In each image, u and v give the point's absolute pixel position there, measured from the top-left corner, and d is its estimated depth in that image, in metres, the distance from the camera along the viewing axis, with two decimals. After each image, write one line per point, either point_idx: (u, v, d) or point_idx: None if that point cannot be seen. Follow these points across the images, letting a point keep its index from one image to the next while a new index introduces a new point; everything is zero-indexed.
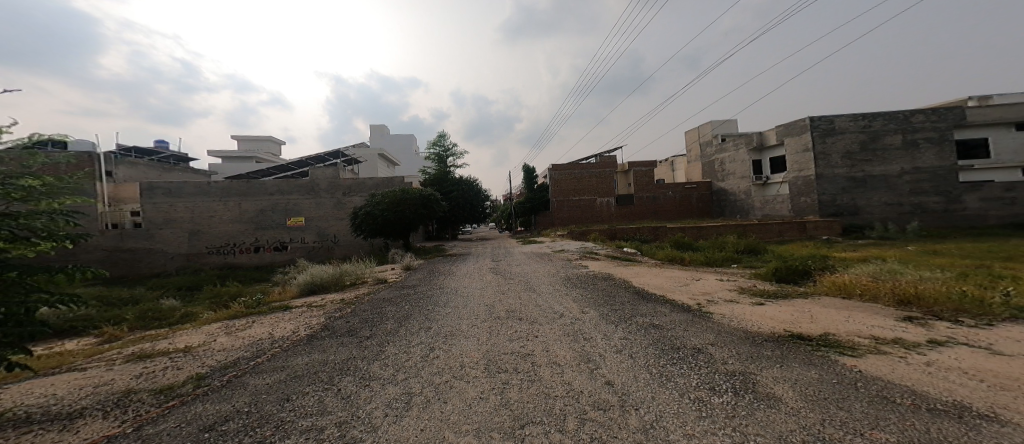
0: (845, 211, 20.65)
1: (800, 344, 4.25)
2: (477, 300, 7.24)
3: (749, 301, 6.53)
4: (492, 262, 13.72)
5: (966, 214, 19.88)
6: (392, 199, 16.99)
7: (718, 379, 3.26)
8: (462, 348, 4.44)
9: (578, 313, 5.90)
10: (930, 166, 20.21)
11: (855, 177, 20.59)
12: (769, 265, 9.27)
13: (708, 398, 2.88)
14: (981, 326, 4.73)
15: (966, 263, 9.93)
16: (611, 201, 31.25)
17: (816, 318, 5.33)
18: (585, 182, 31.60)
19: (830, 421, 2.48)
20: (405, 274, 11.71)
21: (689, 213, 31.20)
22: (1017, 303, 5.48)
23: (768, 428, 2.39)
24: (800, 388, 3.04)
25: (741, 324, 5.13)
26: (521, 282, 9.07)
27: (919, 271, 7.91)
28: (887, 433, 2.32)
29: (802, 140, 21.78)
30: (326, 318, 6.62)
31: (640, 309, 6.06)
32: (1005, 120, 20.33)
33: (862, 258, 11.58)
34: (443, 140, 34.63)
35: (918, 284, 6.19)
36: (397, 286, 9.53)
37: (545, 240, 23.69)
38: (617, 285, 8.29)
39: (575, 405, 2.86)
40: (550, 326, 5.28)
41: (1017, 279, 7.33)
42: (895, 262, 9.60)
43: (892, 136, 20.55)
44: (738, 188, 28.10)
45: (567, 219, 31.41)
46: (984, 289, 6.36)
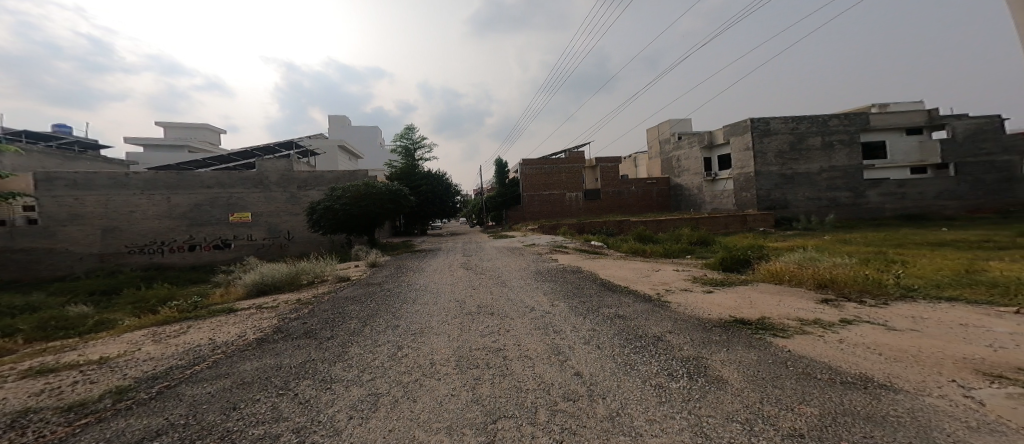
0: (777, 205, 22.72)
1: (742, 328, 4.65)
2: (448, 296, 7.16)
3: (701, 290, 7.02)
4: (464, 256, 13.60)
5: (869, 207, 22.72)
6: (355, 193, 16.24)
7: (675, 365, 3.48)
8: (435, 345, 4.38)
9: (548, 306, 6.01)
10: (843, 165, 22.83)
11: (785, 174, 22.72)
12: (718, 255, 10.01)
13: (666, 384, 3.06)
14: (879, 305, 5.44)
15: (870, 249, 11.41)
16: (580, 195, 31.99)
17: (755, 303, 5.84)
18: (552, 177, 31.99)
19: (767, 399, 2.74)
20: (371, 271, 11.25)
21: (649, 207, 32.64)
22: (906, 283, 6.37)
23: (717, 410, 2.59)
24: (743, 369, 3.33)
25: (694, 312, 5.50)
26: (493, 276, 9.07)
27: (833, 257, 8.95)
28: (811, 406, 2.61)
29: (743, 139, 23.58)
30: (278, 320, 6.20)
31: (606, 300, 6.31)
32: (900, 125, 23.34)
33: (789, 247, 12.92)
34: (410, 133, 33.55)
35: (835, 270, 6.96)
36: (360, 284, 9.12)
37: (514, 234, 23.78)
38: (582, 277, 8.54)
39: (545, 396, 2.92)
40: (521, 320, 5.34)
41: (906, 263, 8.54)
42: (814, 250, 10.83)
43: (814, 138, 22.90)
44: (690, 185, 29.87)
45: (535, 213, 31.72)
46: (881, 272, 7.34)
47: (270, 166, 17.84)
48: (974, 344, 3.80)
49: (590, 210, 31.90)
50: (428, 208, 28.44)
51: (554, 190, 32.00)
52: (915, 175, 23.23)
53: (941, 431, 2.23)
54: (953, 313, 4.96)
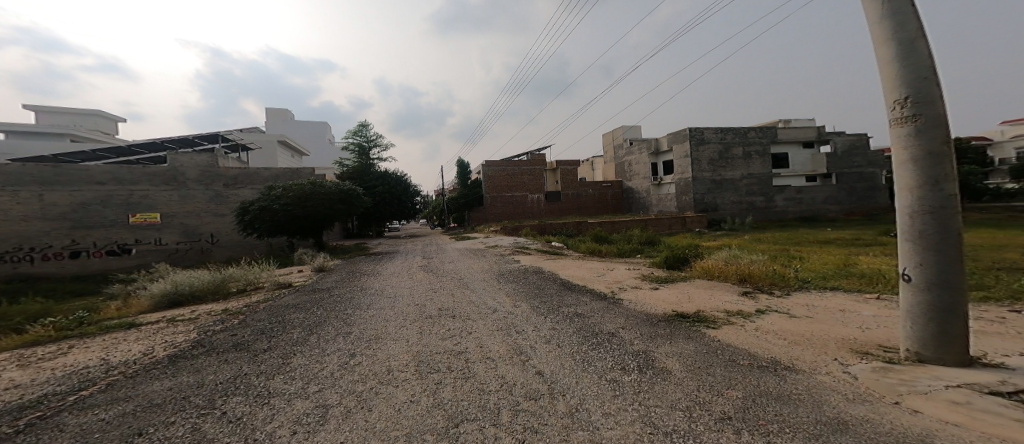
0: (709, 208, 24.82)
1: (681, 321, 5.00)
2: (406, 299, 6.68)
3: (649, 287, 7.41)
4: (423, 258, 13.06)
5: (777, 210, 25.77)
6: (300, 193, 14.83)
7: (626, 359, 3.62)
8: (394, 350, 4.07)
9: (510, 307, 5.91)
10: (758, 173, 25.62)
11: (716, 180, 24.93)
12: (663, 254, 10.57)
13: (620, 378, 3.17)
14: (783, 296, 6.16)
15: (777, 247, 12.95)
16: (541, 197, 32.19)
17: (693, 298, 6.27)
18: (514, 179, 31.84)
19: (703, 386, 2.95)
20: (318, 276, 10.35)
21: (605, 209, 33.44)
22: (802, 276, 7.30)
23: (664, 399, 2.74)
24: (684, 360, 3.57)
25: (642, 307, 5.82)
26: (454, 278, 8.67)
27: (750, 255, 9.99)
28: (738, 390, 2.85)
29: (682, 148, 25.43)
30: (198, 333, 5.48)
31: (566, 299, 6.40)
32: (798, 139, 26.76)
33: (719, 246, 14.17)
34: (365, 131, 30.67)
35: (754, 266, 7.69)
36: (303, 290, 8.34)
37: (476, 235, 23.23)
38: (539, 278, 8.49)
39: (509, 397, 2.87)
40: (483, 321, 5.17)
41: (801, 259, 9.76)
42: (736, 248, 12.01)
43: (737, 148, 25.42)
44: (640, 188, 31.10)
45: (498, 214, 31.43)
46: (785, 267, 8.32)
47: (186, 160, 15.89)
48: (850, 327, 4.43)
49: (551, 211, 32.20)
50: (385, 209, 26.87)
51: (517, 192, 31.83)
52: (808, 182, 26.70)
53: (830, 405, 2.54)
54: (836, 300, 5.75)
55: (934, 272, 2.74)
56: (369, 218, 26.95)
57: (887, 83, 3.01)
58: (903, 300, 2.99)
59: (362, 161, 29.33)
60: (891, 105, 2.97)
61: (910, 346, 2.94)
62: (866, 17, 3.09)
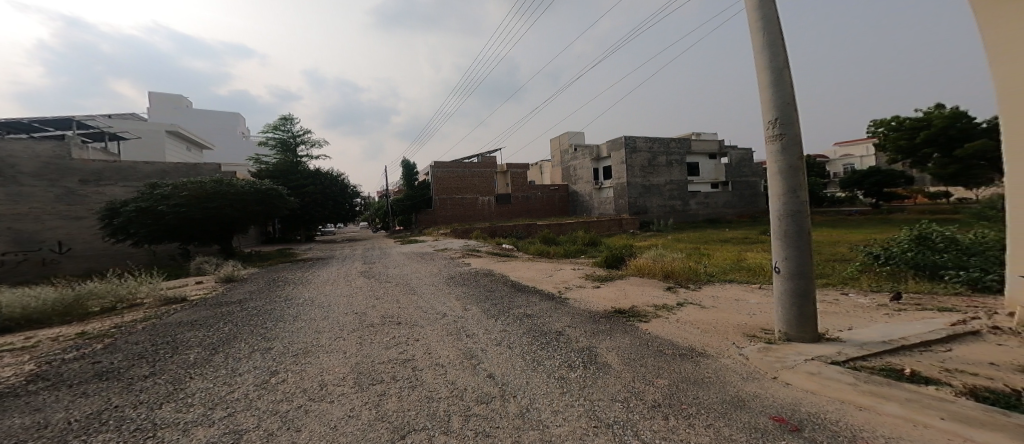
0: (638, 211, 26.71)
1: (619, 316, 5.24)
2: (341, 309, 6.01)
3: (592, 286, 7.34)
4: (361, 263, 12.13)
5: (692, 213, 28.62)
6: (199, 191, 12.96)
7: (573, 357, 3.71)
8: (328, 364, 3.69)
9: (461, 311, 5.52)
10: (677, 179, 28.21)
11: (646, 185, 26.94)
12: (604, 253, 10.83)
13: (567, 375, 3.26)
14: (693, 289, 6.91)
15: (692, 246, 14.31)
16: (491, 200, 31.66)
17: (629, 294, 6.58)
18: (463, 180, 30.92)
19: (639, 376, 3.18)
20: (226, 287, 8.94)
21: (553, 212, 33.25)
22: (707, 271, 8.18)
23: (606, 392, 2.89)
24: (622, 353, 3.78)
25: (586, 305, 5.89)
26: (400, 283, 7.85)
27: (673, 253, 10.86)
28: (666, 378, 3.12)
29: (618, 155, 27.07)
30: (40, 361, 4.35)
31: (515, 301, 6.10)
32: (706, 151, 29.96)
33: (648, 246, 15.17)
34: (289, 125, 27.54)
35: (680, 264, 8.31)
36: (202, 305, 7.03)
37: (426, 238, 22.07)
38: (495, 279, 7.89)
39: (459, 402, 2.79)
40: (432, 326, 4.84)
41: (710, 256, 10.84)
42: (661, 247, 12.99)
43: (661, 157, 27.83)
44: (584, 191, 31.62)
45: (448, 217, 30.25)
46: (697, 263, 9.24)
47: (18, 149, 12.75)
48: (743, 313, 5.11)
49: (502, 213, 31.93)
50: (314, 212, 24.76)
51: (467, 194, 30.97)
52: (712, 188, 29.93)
53: (731, 384, 2.91)
54: (731, 290, 6.63)
55: (794, 263, 3.29)
56: (294, 221, 24.90)
57: (765, 103, 3.48)
58: (775, 287, 3.50)
59: (283, 156, 26.29)
60: (767, 124, 3.46)
61: (780, 328, 3.46)
62: (750, 45, 3.56)
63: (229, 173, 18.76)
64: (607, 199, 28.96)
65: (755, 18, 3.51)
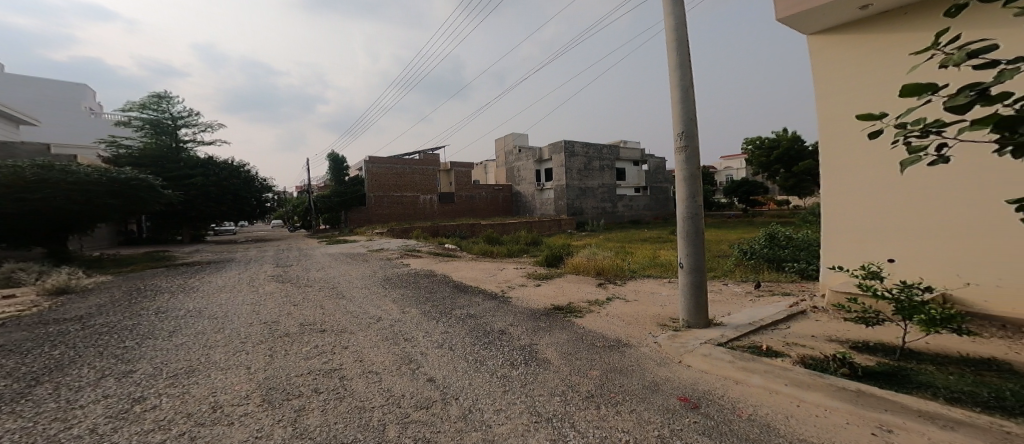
0: (574, 212, 27.91)
1: (557, 313, 5.25)
2: (247, 318, 5.12)
3: (534, 284, 7.45)
4: (272, 267, 10.66)
5: (622, 215, 30.64)
6: (12, 178, 9.50)
7: (514, 354, 3.63)
8: (225, 382, 3.09)
9: (398, 314, 5.09)
10: (608, 182, 30.02)
11: (582, 187, 28.29)
12: (545, 253, 11.07)
13: (509, 373, 3.20)
14: (618, 284, 7.47)
15: (621, 245, 15.31)
16: (434, 198, 31.00)
17: (566, 291, 6.79)
18: (404, 178, 29.77)
19: (575, 369, 3.27)
20: (56, 302, 6.40)
21: (496, 212, 33.64)
22: (632, 268, 8.85)
23: (545, 387, 2.94)
24: (562, 347, 3.83)
25: (529, 303, 5.78)
26: (325, 287, 7.32)
27: (605, 252, 11.54)
28: (598, 369, 3.26)
29: (559, 159, 28.01)
30: None
31: (458, 301, 5.77)
32: (631, 158, 32.31)
33: (584, 245, 15.85)
34: (167, 104, 21.64)
35: (611, 263, 8.86)
36: (13, 326, 4.96)
37: (359, 238, 20.52)
38: (435, 279, 7.68)
39: (396, 410, 2.60)
40: (364, 332, 4.38)
41: (634, 254, 11.70)
42: (596, 247, 13.70)
43: (595, 162, 29.45)
44: (526, 192, 32.19)
45: (385, 215, 29.00)
46: (623, 260, 9.94)
47: None
48: (659, 305, 5.63)
49: (444, 213, 31.48)
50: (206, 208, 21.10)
51: (405, 192, 29.84)
52: (635, 192, 32.32)
53: (649, 371, 3.18)
54: (649, 284, 7.31)
55: (693, 259, 3.77)
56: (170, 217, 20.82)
57: (677, 116, 3.88)
58: (681, 280, 3.91)
59: (153, 142, 20.28)
60: (676, 136, 3.89)
61: (685, 317, 3.92)
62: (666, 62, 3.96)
63: (68, 158, 15.44)
64: (546, 200, 29.94)
65: (672, 37, 3.92)
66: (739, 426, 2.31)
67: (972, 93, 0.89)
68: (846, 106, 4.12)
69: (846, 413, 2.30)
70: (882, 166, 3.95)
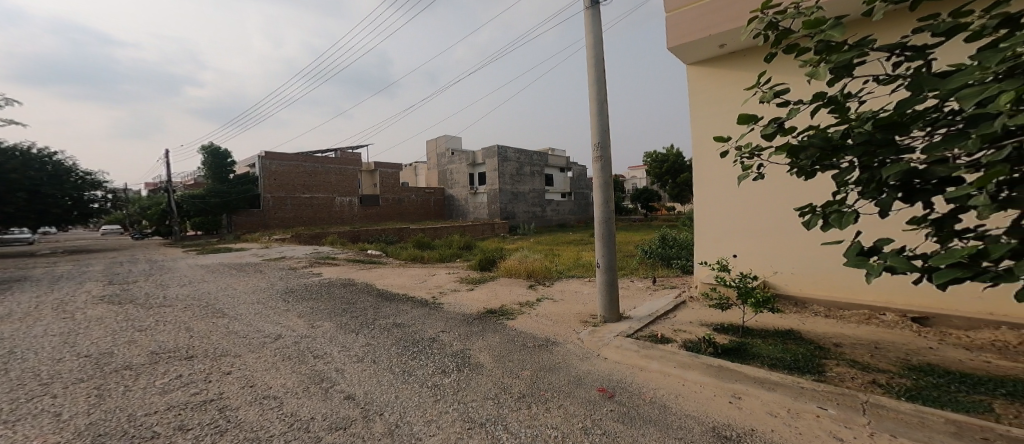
0: (506, 215, 28.36)
1: (490, 316, 5.30)
2: (66, 347, 3.90)
3: (467, 288, 7.42)
4: (102, 284, 8.07)
5: (551, 219, 31.92)
6: None
7: (447, 360, 3.57)
8: (12, 437, 2.27)
9: (305, 329, 4.53)
10: (538, 187, 31.09)
11: (514, 192, 28.90)
12: (478, 257, 11.02)
13: (441, 381, 3.13)
14: (548, 285, 7.78)
15: (548, 247, 15.92)
16: (355, 201, 29.32)
17: (499, 294, 6.86)
18: (316, 178, 27.40)
19: (507, 373, 3.30)
20: None
21: (427, 215, 32.87)
22: (560, 269, 9.27)
23: (480, 391, 2.95)
24: (494, 351, 3.86)
25: (460, 308, 5.77)
26: (220, 297, 6.39)
27: (535, 254, 11.90)
28: (531, 369, 3.37)
29: (492, 163, 28.31)
30: None
31: (383, 311, 5.49)
32: (558, 165, 33.82)
33: (516, 248, 16.13)
34: None
35: (541, 265, 9.20)
36: None
37: (247, 246, 17.41)
38: (356, 288, 7.16)
39: (306, 435, 2.34)
40: (259, 353, 3.71)
41: (562, 256, 12.24)
42: (527, 250, 14.05)
43: (527, 167, 30.31)
44: (459, 196, 31.92)
45: (289, 220, 26.05)
46: (552, 262, 10.36)
47: None
48: (582, 303, 5.99)
49: (366, 217, 29.89)
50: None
51: (318, 193, 27.46)
52: (562, 198, 33.93)
53: (573, 366, 3.37)
54: (574, 283, 7.72)
55: (606, 259, 4.10)
56: None
57: (594, 127, 4.19)
58: (598, 278, 4.21)
59: None
60: (593, 145, 4.19)
61: (602, 313, 4.23)
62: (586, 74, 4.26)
63: None
64: (479, 204, 29.98)
65: (591, 54, 4.24)
66: (645, 409, 2.58)
67: (775, 126, 1.49)
68: (705, 126, 4.79)
69: (713, 385, 2.79)
70: (725, 178, 4.68)
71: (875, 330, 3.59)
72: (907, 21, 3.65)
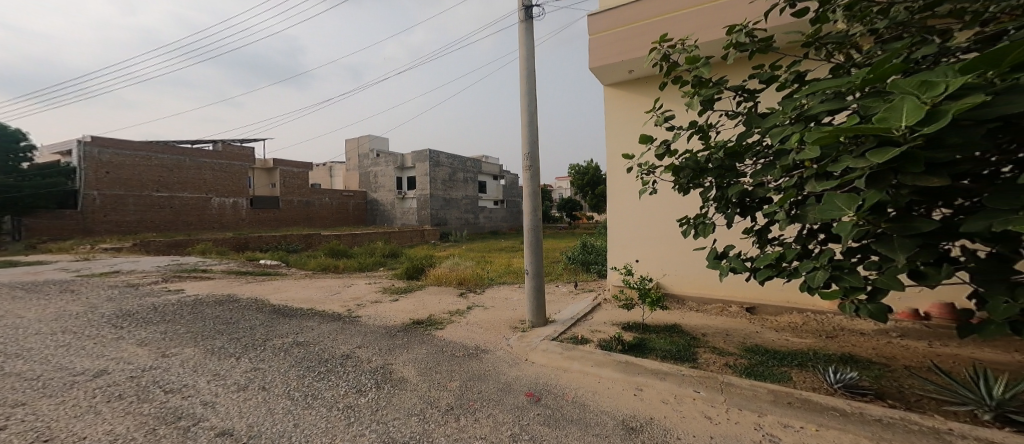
0: (439, 222, 27.86)
1: (417, 327, 5.10)
2: None
3: (389, 299, 7.04)
4: None
5: (484, 226, 32.07)
6: None
7: (363, 379, 3.32)
8: None
9: (158, 356, 3.68)
10: (471, 195, 31.07)
11: (446, 198, 28.54)
12: (403, 266, 10.52)
13: (355, 401, 2.89)
14: (478, 292, 7.70)
15: (477, 255, 15.84)
16: (243, 202, 24.99)
17: (426, 304, 6.64)
18: (178, 173, 22.24)
19: (433, 385, 3.18)
20: None
21: (343, 221, 30.63)
22: (492, 277, 9.22)
23: (400, 409, 2.78)
24: (419, 364, 3.69)
25: (382, 320, 5.46)
26: (62, 313, 5.14)
27: (464, 262, 11.78)
28: (456, 380, 3.27)
29: (423, 167, 27.58)
30: None
31: (280, 328, 4.83)
32: (492, 173, 34.14)
33: (445, 256, 15.77)
34: None
35: (471, 273, 9.12)
36: None
37: (109, 245, 14.51)
38: (244, 303, 6.15)
39: None
40: (80, 390, 2.90)
41: (490, 263, 12.26)
42: (457, 258, 13.80)
43: (459, 173, 30.11)
44: (385, 201, 30.42)
45: (130, 223, 20.28)
46: (483, 270, 10.34)
47: None
48: (512, 309, 6.06)
49: (255, 220, 25.48)
50: None
51: (184, 192, 22.35)
52: (494, 205, 34.28)
53: (502, 373, 3.36)
54: (505, 290, 7.78)
55: (534, 264, 4.18)
56: None
57: (525, 137, 4.26)
58: (529, 285, 4.25)
59: None
60: (524, 154, 4.25)
61: (531, 318, 4.29)
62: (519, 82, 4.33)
63: None
64: (409, 210, 28.88)
65: (525, 66, 4.32)
66: (567, 409, 2.63)
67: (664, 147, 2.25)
68: (614, 142, 5.16)
69: (623, 380, 2.95)
70: (624, 189, 5.09)
71: (725, 318, 4.17)
72: (746, 66, 4.30)
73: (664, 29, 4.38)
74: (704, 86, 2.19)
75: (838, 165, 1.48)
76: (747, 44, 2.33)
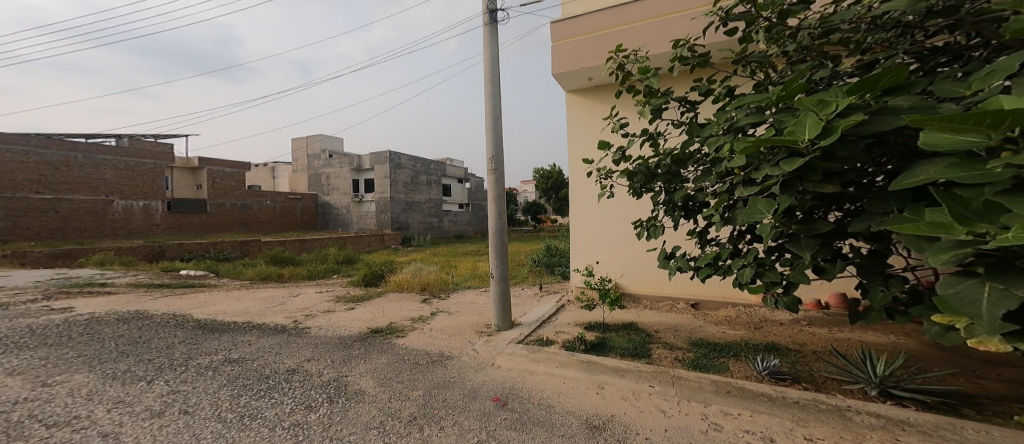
0: (401, 226, 27.22)
1: (376, 336, 4.90)
2: None
3: (344, 308, 6.71)
4: None
5: (448, 230, 31.70)
6: None
7: (314, 393, 3.12)
8: None
9: (43, 388, 3.16)
10: (434, 198, 30.62)
11: (407, 202, 27.93)
12: (360, 273, 10.06)
13: (305, 418, 2.71)
14: (442, 298, 7.52)
15: (439, 259, 15.54)
16: (158, 206, 21.59)
17: (385, 312, 6.39)
18: (67, 172, 18.53)
19: (393, 396, 3.03)
20: None
21: (288, 225, 28.16)
22: (457, 282, 9.01)
23: (357, 424, 2.62)
24: (377, 375, 3.50)
25: (337, 330, 5.18)
26: None
27: (426, 267, 11.50)
28: (420, 389, 3.15)
29: (383, 169, 26.78)
30: None
31: (209, 345, 4.40)
32: (457, 175, 33.84)
33: (407, 261, 15.31)
34: None
35: (432, 278, 8.91)
36: None
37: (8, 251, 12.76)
38: (156, 321, 5.42)
39: None
40: None
41: (452, 267, 12.04)
42: (418, 263, 13.44)
43: (422, 176, 29.59)
44: (339, 204, 29.06)
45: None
46: (446, 274, 10.14)
47: None
48: (477, 314, 5.98)
49: (174, 227, 22.13)
50: None
51: (76, 195, 18.69)
52: (458, 208, 33.99)
53: (467, 378, 3.27)
54: (470, 295, 7.66)
55: (500, 268, 4.13)
56: None
57: (490, 140, 4.21)
58: (495, 288, 4.20)
59: None
60: (489, 158, 4.21)
61: (497, 322, 4.24)
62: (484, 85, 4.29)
63: None
64: (366, 213, 27.79)
65: (488, 70, 4.30)
66: (533, 412, 2.60)
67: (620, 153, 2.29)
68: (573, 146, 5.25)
69: (586, 380, 2.96)
70: (581, 192, 5.19)
71: (673, 314, 4.33)
72: (687, 79, 4.52)
73: (619, 39, 4.49)
74: (655, 96, 2.26)
75: (760, 173, 1.63)
76: (689, 58, 2.46)
